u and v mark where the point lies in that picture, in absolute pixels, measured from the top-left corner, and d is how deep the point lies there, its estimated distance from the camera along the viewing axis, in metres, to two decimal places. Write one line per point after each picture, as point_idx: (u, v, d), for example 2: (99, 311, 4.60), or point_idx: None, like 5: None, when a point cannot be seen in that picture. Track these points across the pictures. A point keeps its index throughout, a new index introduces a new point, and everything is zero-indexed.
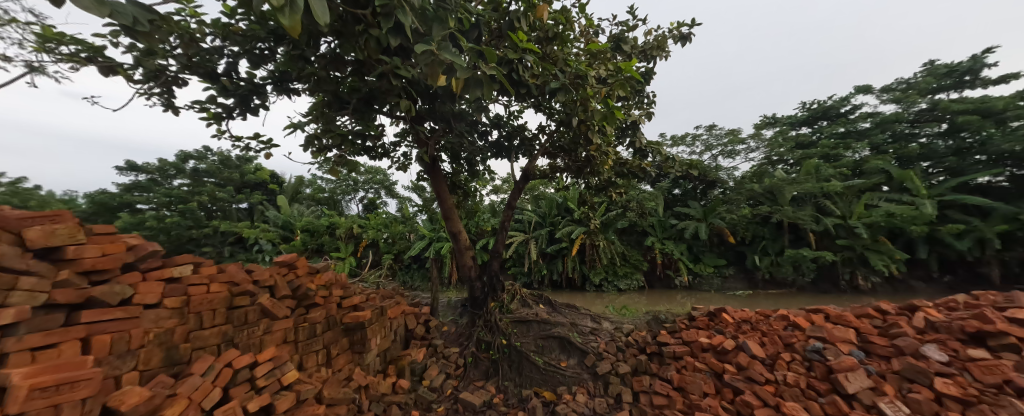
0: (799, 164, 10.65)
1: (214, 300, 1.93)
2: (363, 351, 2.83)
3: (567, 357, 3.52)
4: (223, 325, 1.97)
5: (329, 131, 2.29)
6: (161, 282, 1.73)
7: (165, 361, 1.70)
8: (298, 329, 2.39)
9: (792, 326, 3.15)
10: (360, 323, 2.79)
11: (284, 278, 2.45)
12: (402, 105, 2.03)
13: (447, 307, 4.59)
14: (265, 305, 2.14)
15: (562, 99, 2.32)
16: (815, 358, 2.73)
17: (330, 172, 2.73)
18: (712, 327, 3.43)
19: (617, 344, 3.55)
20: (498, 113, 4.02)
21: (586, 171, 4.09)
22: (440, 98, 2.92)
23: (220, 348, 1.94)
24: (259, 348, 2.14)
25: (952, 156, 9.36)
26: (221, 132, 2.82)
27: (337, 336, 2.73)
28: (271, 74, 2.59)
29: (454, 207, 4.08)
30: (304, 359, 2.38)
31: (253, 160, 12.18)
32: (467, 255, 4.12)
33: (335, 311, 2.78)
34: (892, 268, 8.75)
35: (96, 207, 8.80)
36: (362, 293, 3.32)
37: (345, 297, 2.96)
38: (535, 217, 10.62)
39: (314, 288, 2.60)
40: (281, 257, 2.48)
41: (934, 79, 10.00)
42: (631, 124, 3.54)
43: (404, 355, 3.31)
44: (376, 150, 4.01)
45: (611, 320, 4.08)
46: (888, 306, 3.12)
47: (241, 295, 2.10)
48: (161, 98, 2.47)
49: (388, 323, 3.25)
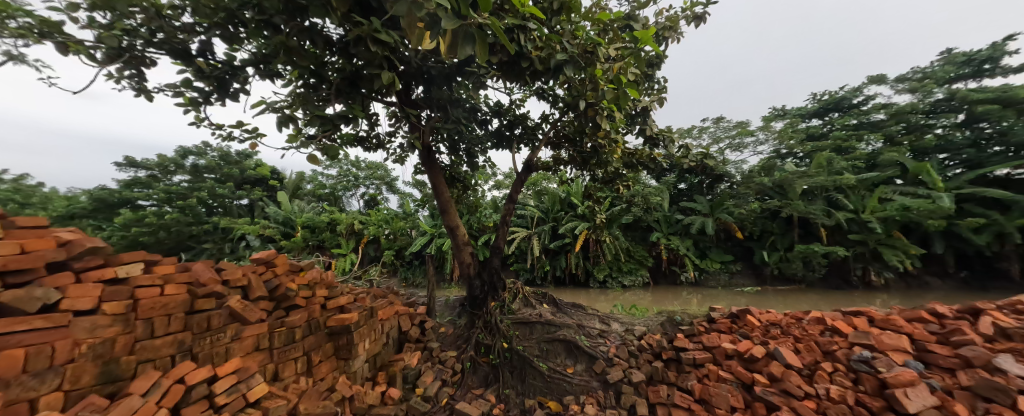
0: (809, 157, 10.35)
1: (170, 304, 1.74)
2: (349, 357, 2.64)
3: (574, 362, 3.31)
4: (180, 333, 1.77)
5: (309, 114, 2.03)
6: (100, 284, 1.52)
7: (102, 378, 1.49)
8: (273, 335, 2.20)
9: (831, 331, 2.94)
10: (345, 327, 2.61)
11: (261, 277, 2.26)
12: (382, 78, 1.79)
13: (444, 306, 4.39)
14: (232, 308, 1.96)
15: (570, 73, 2.12)
16: (861, 369, 2.52)
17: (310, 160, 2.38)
18: (735, 331, 3.24)
19: (630, 348, 3.32)
20: (498, 100, 3.79)
21: (592, 162, 3.89)
22: (436, 81, 2.84)
23: (174, 360, 1.76)
24: (225, 357, 1.96)
25: (969, 148, 9.05)
26: (199, 120, 2.60)
27: (320, 341, 2.54)
28: (253, 56, 2.36)
29: (451, 199, 3.86)
30: (280, 368, 2.21)
31: (253, 155, 12.05)
32: (466, 252, 3.93)
33: (319, 314, 2.59)
34: (907, 263, 8.47)
35: (97, 203, 8.72)
36: (351, 293, 3.12)
37: (331, 298, 2.77)
38: (537, 212, 10.42)
39: (295, 288, 2.42)
40: (257, 254, 2.28)
41: (952, 68, 9.62)
42: (641, 110, 3.30)
43: (396, 360, 3.14)
44: (370, 141, 3.82)
45: (620, 321, 3.85)
46: (945, 309, 2.87)
47: (205, 297, 1.91)
48: (131, 81, 2.26)
49: (379, 325, 3.07)
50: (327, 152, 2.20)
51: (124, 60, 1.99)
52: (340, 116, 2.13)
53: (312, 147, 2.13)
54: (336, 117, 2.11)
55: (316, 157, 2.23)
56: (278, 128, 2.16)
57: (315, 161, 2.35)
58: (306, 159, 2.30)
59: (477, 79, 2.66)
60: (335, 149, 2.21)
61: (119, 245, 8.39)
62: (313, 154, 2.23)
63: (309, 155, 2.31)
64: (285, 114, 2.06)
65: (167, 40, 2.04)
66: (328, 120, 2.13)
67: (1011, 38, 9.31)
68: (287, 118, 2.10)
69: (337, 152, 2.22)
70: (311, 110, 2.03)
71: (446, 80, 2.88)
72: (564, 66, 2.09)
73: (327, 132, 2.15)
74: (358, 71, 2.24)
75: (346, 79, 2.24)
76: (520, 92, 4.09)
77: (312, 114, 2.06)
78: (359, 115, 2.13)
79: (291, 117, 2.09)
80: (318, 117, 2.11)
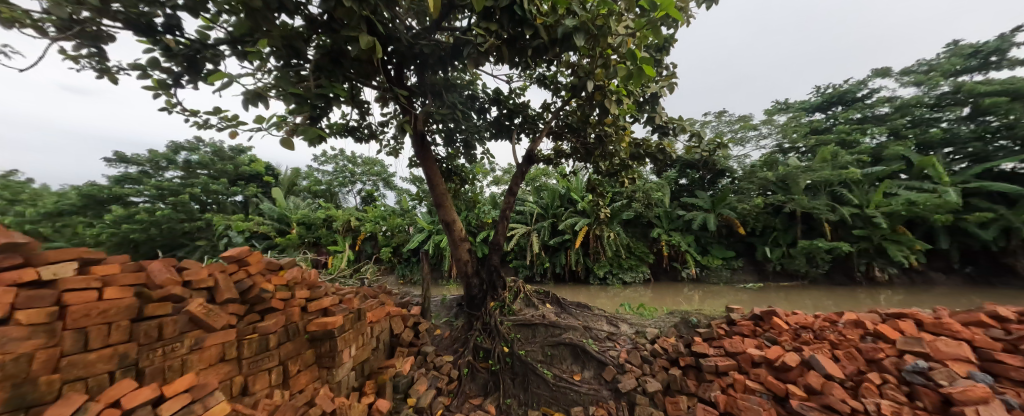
0: (813, 151, 10.18)
1: (111, 311, 1.46)
2: (332, 365, 2.44)
3: (581, 369, 3.14)
4: (123, 344, 1.49)
5: (282, 90, 1.73)
6: (13, 287, 1.23)
7: (11, 405, 1.19)
8: (242, 343, 1.96)
9: (874, 336, 2.78)
10: (328, 332, 2.40)
11: (231, 278, 2.02)
12: (360, 42, 1.57)
13: (440, 306, 4.20)
14: (193, 313, 1.70)
15: (580, 43, 1.93)
16: (915, 381, 2.34)
17: (286, 145, 1.92)
18: (760, 335, 3.08)
19: (642, 354, 3.14)
20: (496, 87, 3.58)
21: (597, 154, 3.71)
22: (431, 66, 2.72)
23: (113, 377, 1.47)
24: (181, 372, 1.69)
25: (975, 142, 8.91)
26: (171, 106, 2.39)
27: (300, 348, 2.34)
28: (229, 33, 2.14)
29: (447, 193, 3.66)
30: (250, 380, 1.98)
31: (247, 151, 11.82)
32: (462, 248, 3.74)
33: (298, 318, 2.37)
34: (912, 259, 8.36)
35: (85, 199, 8.49)
36: (337, 294, 2.90)
37: (313, 300, 2.55)
38: (536, 208, 10.24)
39: (272, 289, 2.19)
40: (229, 251, 2.01)
41: (958, 60, 9.45)
42: (649, 97, 3.12)
43: (386, 367, 2.95)
44: (361, 131, 3.61)
45: (629, 322, 3.67)
46: (1008, 313, 2.65)
47: (160, 302, 1.65)
48: (95, 61, 2.06)
49: (367, 329, 2.86)
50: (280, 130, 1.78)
51: (75, 33, 1.78)
52: (318, 95, 1.88)
53: (269, 129, 1.73)
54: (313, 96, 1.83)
55: (286, 143, 1.86)
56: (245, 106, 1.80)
57: (291, 147, 1.95)
58: (280, 143, 1.89)
59: (473, 51, 2.15)
60: (312, 131, 1.87)
61: (110, 243, 8.20)
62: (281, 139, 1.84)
63: (283, 140, 1.91)
64: (253, 90, 1.74)
65: (125, 12, 1.83)
66: (306, 101, 1.88)
67: (1019, 30, 9.14)
68: (256, 96, 1.77)
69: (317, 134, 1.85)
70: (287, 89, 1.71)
71: (441, 64, 2.73)
72: (573, 33, 1.90)
73: (305, 113, 1.86)
74: (341, 47, 2.01)
75: (328, 55, 2.00)
76: (520, 81, 3.88)
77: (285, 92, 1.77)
78: (343, 94, 1.86)
79: (259, 95, 1.75)
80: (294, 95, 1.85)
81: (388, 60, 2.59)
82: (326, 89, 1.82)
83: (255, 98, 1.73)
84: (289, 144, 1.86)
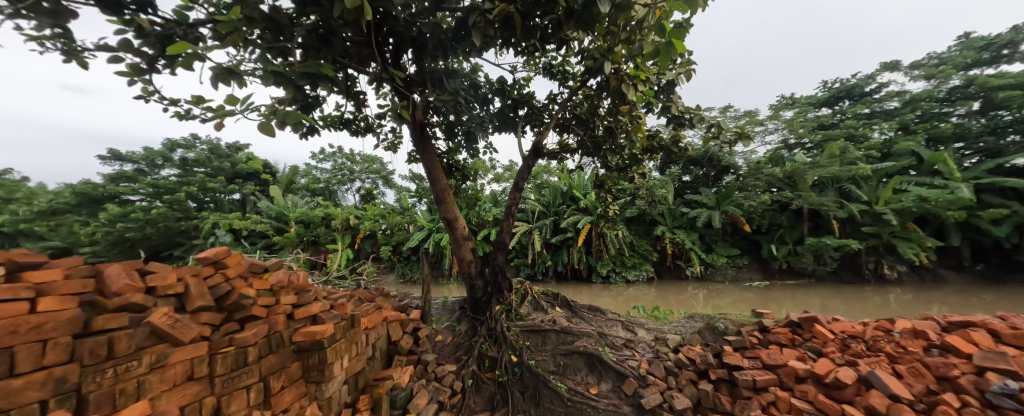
0: (819, 147, 10.00)
1: (47, 325, 1.14)
2: (321, 380, 2.20)
3: (598, 381, 2.95)
4: (63, 366, 1.18)
5: (259, 67, 1.46)
6: None
7: None
8: (215, 359, 1.68)
9: (941, 349, 2.52)
10: (316, 343, 2.16)
11: (204, 282, 1.74)
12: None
13: (441, 309, 4.02)
14: (159, 324, 1.42)
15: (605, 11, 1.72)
16: (1006, 406, 2.05)
17: (265, 130, 1.53)
18: (801, 344, 2.86)
19: (666, 365, 2.95)
20: (501, 76, 3.38)
21: (607, 147, 3.51)
22: (434, 51, 2.55)
23: (44, 408, 1.14)
24: (137, 397, 1.39)
25: (987, 137, 8.73)
26: (148, 93, 2.17)
27: (285, 361, 2.09)
28: (209, 12, 1.93)
29: (448, 189, 3.47)
30: (224, 401, 1.70)
31: (244, 148, 11.65)
32: (465, 247, 3.56)
33: (283, 327, 2.11)
34: (923, 257, 8.19)
35: (80, 197, 8.36)
36: (327, 298, 2.66)
37: (301, 306, 2.31)
38: (538, 206, 10.05)
39: (252, 295, 1.93)
40: (203, 252, 1.77)
41: (970, 53, 9.24)
42: (665, 85, 2.95)
43: (382, 379, 2.73)
44: (357, 123, 3.42)
45: (647, 328, 3.50)
46: None
47: (115, 312, 1.34)
48: (62, 43, 1.87)
49: (359, 337, 2.64)
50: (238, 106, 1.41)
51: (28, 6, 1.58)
52: (302, 75, 1.62)
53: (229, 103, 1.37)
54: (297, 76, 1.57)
55: (264, 128, 1.49)
56: (212, 86, 1.50)
57: (271, 132, 1.56)
58: (258, 127, 1.51)
59: (480, 18, 2.08)
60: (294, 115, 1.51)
61: (105, 242, 8.08)
62: (259, 124, 1.48)
63: (261, 123, 1.53)
64: (223, 65, 1.47)
65: None
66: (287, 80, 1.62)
67: None
68: (226, 72, 1.49)
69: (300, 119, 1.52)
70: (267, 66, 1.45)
71: (442, 49, 2.55)
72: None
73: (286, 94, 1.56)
74: (331, 24, 1.80)
75: (316, 32, 1.80)
76: (524, 71, 3.68)
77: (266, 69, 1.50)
78: (330, 75, 1.58)
79: (231, 70, 1.49)
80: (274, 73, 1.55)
81: (388, 39, 2.44)
82: (311, 68, 1.54)
83: (227, 76, 1.47)
84: (267, 130, 1.49)
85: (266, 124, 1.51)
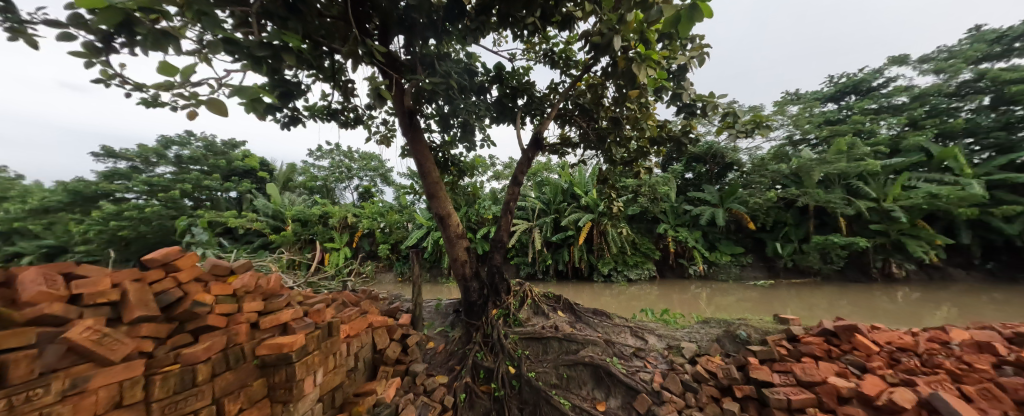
0: (825, 143, 9.81)
1: None
2: (289, 401, 1.94)
3: (605, 396, 2.76)
4: None
5: (205, 31, 1.21)
6: None
7: None
8: (153, 381, 1.42)
9: (1015, 368, 2.32)
10: (284, 357, 1.93)
11: (147, 290, 1.52)
12: None
13: (434, 313, 3.84)
14: (79, 342, 1.19)
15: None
16: None
17: (214, 107, 1.24)
18: (839, 358, 2.63)
19: (683, 378, 2.74)
20: (498, 63, 3.19)
21: (611, 140, 3.35)
22: (427, 31, 2.34)
23: None
24: None
25: (999, 132, 8.53)
26: (109, 78, 1.90)
27: (245, 378, 1.85)
28: None
29: (440, 183, 3.28)
30: None
31: (240, 145, 11.47)
32: (460, 246, 3.38)
33: (246, 340, 1.89)
34: (932, 255, 8.01)
35: (72, 195, 8.14)
36: (303, 304, 2.46)
37: (268, 314, 2.09)
38: (539, 203, 9.79)
39: (207, 303, 1.71)
40: (151, 253, 1.57)
41: (981, 46, 9.01)
42: (677, 70, 2.78)
43: (364, 395, 2.52)
44: (345, 115, 3.23)
45: (658, 334, 3.36)
46: None
47: (16, 327, 1.11)
48: (7, 18, 1.63)
49: (338, 348, 2.42)
50: (167, 72, 1.12)
51: None
52: (262, 45, 1.38)
53: (155, 67, 1.09)
54: (256, 46, 1.36)
55: (212, 105, 1.23)
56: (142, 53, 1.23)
57: (223, 112, 1.25)
58: (207, 104, 1.22)
59: None
60: (252, 89, 1.26)
61: (99, 241, 7.75)
62: (206, 99, 1.22)
63: (209, 99, 1.23)
64: (157, 26, 1.20)
65: None
66: (243, 51, 1.37)
67: None
68: (161, 34, 1.22)
69: (259, 93, 1.26)
70: (216, 31, 1.24)
71: (432, 28, 2.34)
72: None
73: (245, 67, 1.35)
74: None
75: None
76: (523, 59, 3.48)
77: (216, 36, 1.30)
78: (296, 44, 1.35)
79: (166, 34, 1.22)
80: (227, 41, 1.32)
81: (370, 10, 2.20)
82: (271, 37, 1.32)
83: (162, 41, 1.22)
84: (216, 106, 1.23)
85: (216, 102, 1.25)
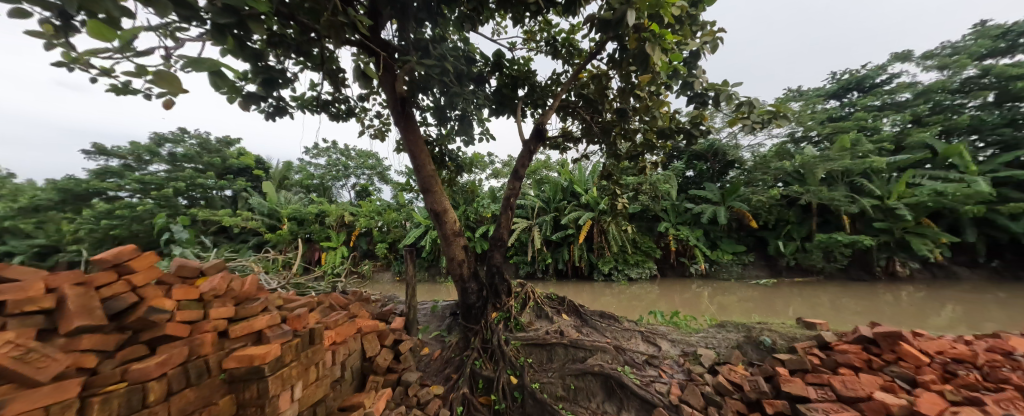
0: (827, 140, 9.72)
1: None
2: None
3: (617, 409, 2.60)
4: None
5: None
6: None
7: None
8: (89, 404, 1.24)
9: None
10: (257, 369, 1.77)
11: (91, 295, 1.35)
12: None
13: (430, 316, 3.71)
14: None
15: None
16: None
17: (164, 82, 1.11)
18: (884, 370, 2.48)
19: (703, 391, 2.56)
20: (497, 51, 3.03)
21: (617, 133, 3.21)
22: (422, 12, 2.18)
23: None
24: None
25: (1005, 128, 8.41)
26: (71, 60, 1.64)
27: (210, 395, 1.68)
28: None
29: (435, 177, 3.12)
30: None
31: (234, 143, 11.26)
32: (456, 245, 3.23)
33: (212, 350, 1.73)
34: (938, 253, 7.85)
35: (60, 194, 7.92)
36: (283, 308, 2.31)
37: (241, 320, 1.93)
38: (538, 202, 9.64)
39: (164, 310, 1.56)
40: (100, 253, 1.41)
41: (987, 42, 8.89)
42: (690, 57, 2.67)
43: (350, 408, 2.36)
44: (336, 106, 3.08)
45: (670, 339, 3.21)
46: None
47: None
48: None
49: (321, 357, 2.27)
50: (101, 35, 0.98)
51: None
52: (222, 11, 1.25)
53: (85, 30, 0.95)
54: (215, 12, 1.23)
55: (165, 80, 1.11)
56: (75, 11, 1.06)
57: (175, 86, 1.12)
58: (156, 75, 1.09)
59: None
60: (208, 61, 1.11)
61: (90, 241, 7.52)
62: (155, 73, 1.10)
63: (158, 70, 1.09)
64: None
65: None
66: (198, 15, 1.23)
67: None
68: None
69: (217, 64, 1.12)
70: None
71: (425, 11, 2.20)
72: None
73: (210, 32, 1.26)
74: None
75: None
76: (524, 47, 3.33)
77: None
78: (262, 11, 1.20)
79: None
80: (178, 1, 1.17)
81: None
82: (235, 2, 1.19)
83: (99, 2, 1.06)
84: (169, 82, 1.11)
85: (166, 74, 1.11)
